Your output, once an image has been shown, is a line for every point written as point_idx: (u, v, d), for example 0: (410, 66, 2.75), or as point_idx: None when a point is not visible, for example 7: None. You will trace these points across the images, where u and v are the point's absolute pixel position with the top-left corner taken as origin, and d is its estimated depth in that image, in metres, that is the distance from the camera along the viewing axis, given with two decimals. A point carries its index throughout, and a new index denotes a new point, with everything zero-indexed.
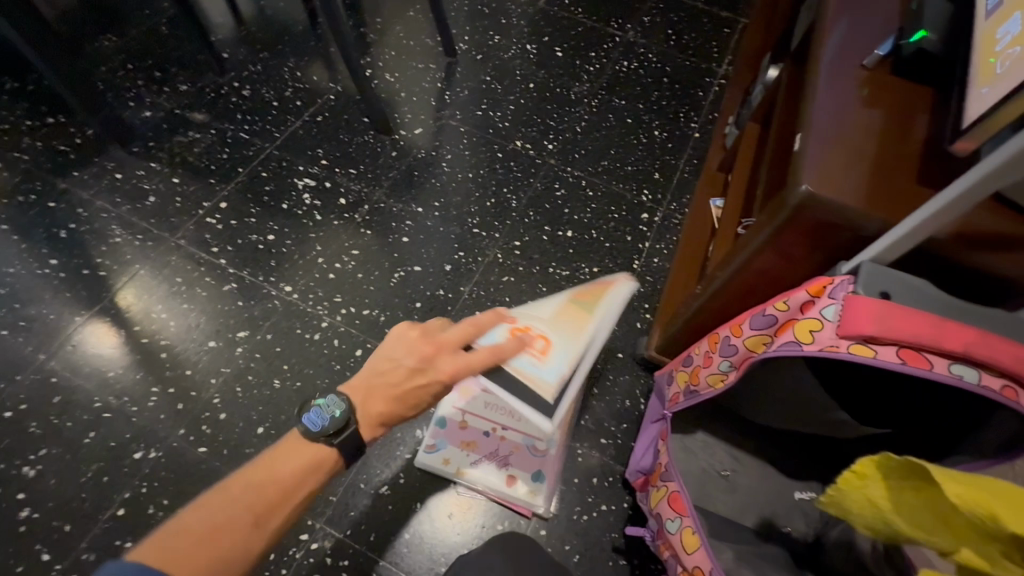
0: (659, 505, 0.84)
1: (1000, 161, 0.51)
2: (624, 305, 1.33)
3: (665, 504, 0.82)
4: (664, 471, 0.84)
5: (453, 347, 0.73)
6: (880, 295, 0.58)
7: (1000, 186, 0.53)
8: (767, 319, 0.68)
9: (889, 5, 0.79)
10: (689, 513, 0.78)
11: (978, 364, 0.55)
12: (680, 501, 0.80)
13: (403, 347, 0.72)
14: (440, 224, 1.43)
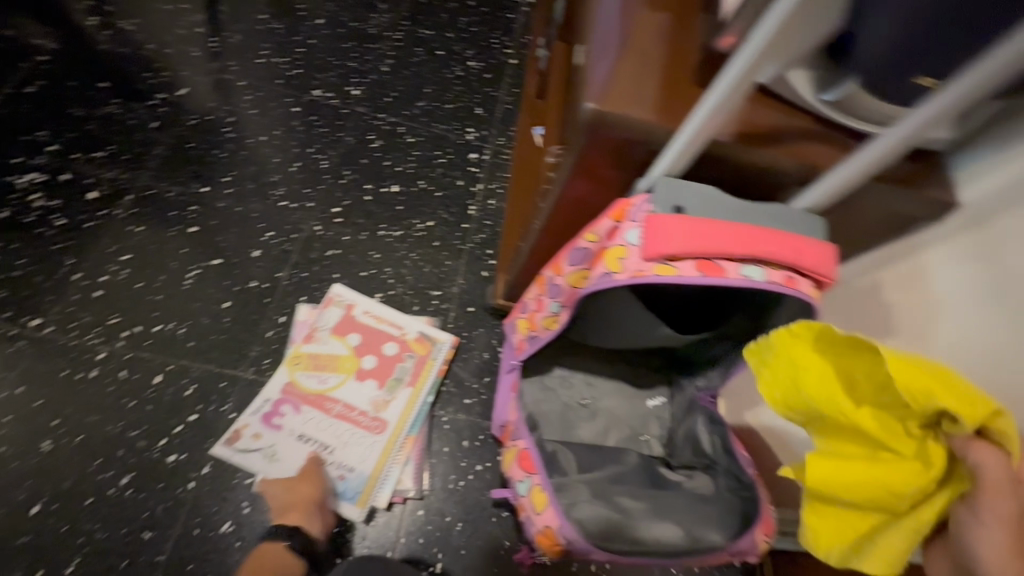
0: (512, 468, 0.81)
1: (761, 43, 0.47)
2: (466, 255, 1.25)
3: (517, 466, 0.79)
4: (513, 431, 0.83)
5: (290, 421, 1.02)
6: (675, 210, 0.57)
7: (761, 75, 0.50)
8: (582, 252, 0.65)
9: None
10: (539, 465, 0.76)
11: (763, 262, 0.56)
12: (529, 457, 0.78)
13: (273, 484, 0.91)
14: (236, 204, 1.19)
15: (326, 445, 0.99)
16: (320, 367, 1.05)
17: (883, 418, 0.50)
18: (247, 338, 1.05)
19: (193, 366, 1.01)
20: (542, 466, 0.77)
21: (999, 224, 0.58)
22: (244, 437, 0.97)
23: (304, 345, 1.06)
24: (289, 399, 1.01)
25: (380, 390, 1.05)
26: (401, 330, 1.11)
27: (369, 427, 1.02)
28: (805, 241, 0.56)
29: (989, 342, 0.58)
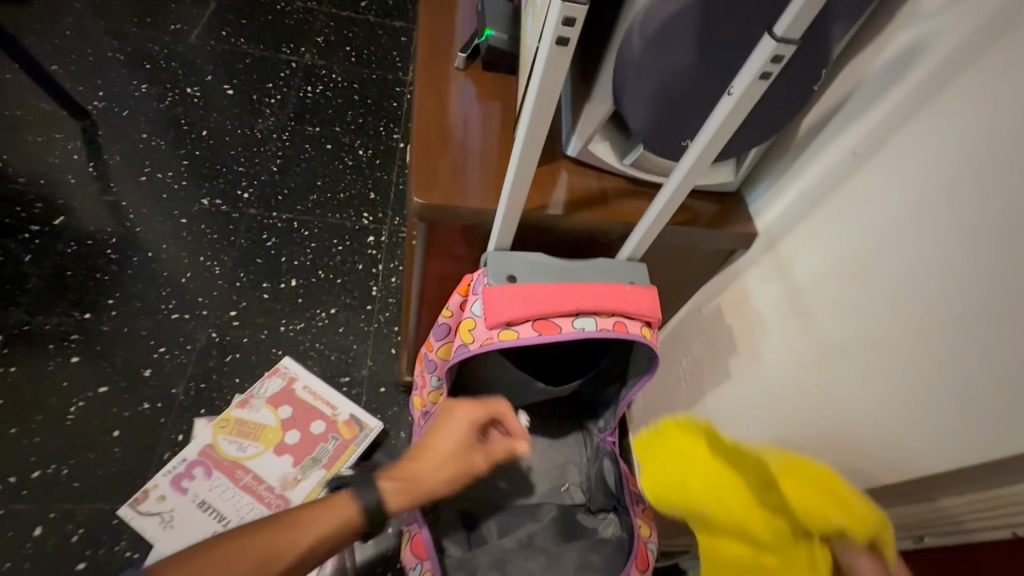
0: (405, 553, 0.79)
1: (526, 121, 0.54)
2: (373, 337, 1.26)
3: (409, 552, 0.78)
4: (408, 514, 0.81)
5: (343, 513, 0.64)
6: (508, 279, 0.63)
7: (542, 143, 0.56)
8: (443, 327, 0.70)
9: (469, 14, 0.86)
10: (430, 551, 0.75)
11: (592, 312, 0.62)
12: (421, 542, 0.76)
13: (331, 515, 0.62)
14: (122, 324, 1.16)
15: (223, 517, 0.92)
16: (244, 432, 1.00)
17: (772, 522, 0.46)
18: (140, 465, 0.99)
19: (78, 509, 0.94)
20: (432, 551, 0.76)
21: (786, 242, 0.70)
22: (152, 498, 0.93)
23: (237, 409, 1.03)
24: (203, 462, 0.96)
25: (294, 467, 0.98)
26: (333, 410, 1.06)
27: (271, 505, 0.94)
28: (624, 289, 0.64)
29: (799, 342, 0.67)
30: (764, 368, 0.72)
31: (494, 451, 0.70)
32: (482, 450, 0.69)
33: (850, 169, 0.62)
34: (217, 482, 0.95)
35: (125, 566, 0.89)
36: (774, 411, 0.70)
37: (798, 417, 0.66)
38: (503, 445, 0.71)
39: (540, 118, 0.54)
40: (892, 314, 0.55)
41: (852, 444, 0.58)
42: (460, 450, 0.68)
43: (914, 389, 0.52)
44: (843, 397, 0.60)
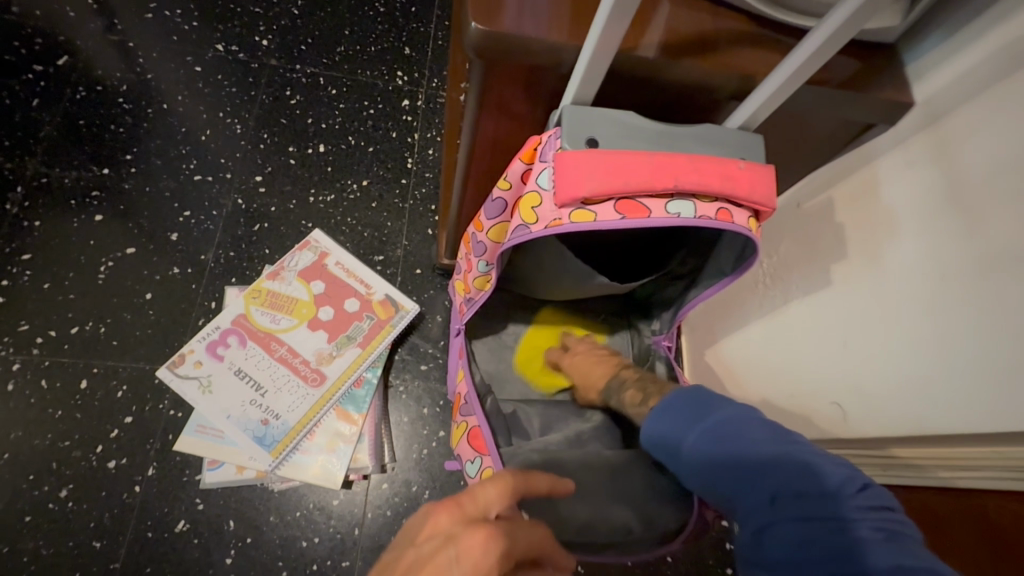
0: (462, 444, 0.77)
1: None
2: (408, 214, 1.15)
3: (468, 444, 0.75)
4: (463, 406, 0.78)
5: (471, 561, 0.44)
6: (588, 145, 0.49)
7: None
8: (498, 204, 0.58)
9: None
10: (490, 444, 0.71)
11: (691, 194, 0.49)
12: (478, 437, 0.73)
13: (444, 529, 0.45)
14: (144, 183, 1.08)
15: (260, 387, 0.90)
16: (276, 304, 0.95)
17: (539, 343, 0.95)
18: (176, 330, 0.97)
19: (121, 367, 0.94)
20: (493, 445, 0.72)
21: (948, 121, 0.54)
22: (188, 363, 0.91)
23: (268, 281, 0.97)
24: (237, 330, 0.93)
25: (329, 343, 0.95)
26: (367, 288, 1.00)
27: (306, 379, 0.91)
28: (737, 166, 0.49)
29: (933, 250, 0.54)
30: (873, 280, 0.60)
31: (537, 541, 0.47)
32: (517, 524, 0.46)
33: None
34: (250, 352, 0.92)
35: (170, 424, 0.90)
36: (875, 331, 0.60)
37: (911, 338, 0.56)
38: (545, 533, 0.48)
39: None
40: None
41: (984, 382, 0.49)
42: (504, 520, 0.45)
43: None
44: (983, 325, 0.49)
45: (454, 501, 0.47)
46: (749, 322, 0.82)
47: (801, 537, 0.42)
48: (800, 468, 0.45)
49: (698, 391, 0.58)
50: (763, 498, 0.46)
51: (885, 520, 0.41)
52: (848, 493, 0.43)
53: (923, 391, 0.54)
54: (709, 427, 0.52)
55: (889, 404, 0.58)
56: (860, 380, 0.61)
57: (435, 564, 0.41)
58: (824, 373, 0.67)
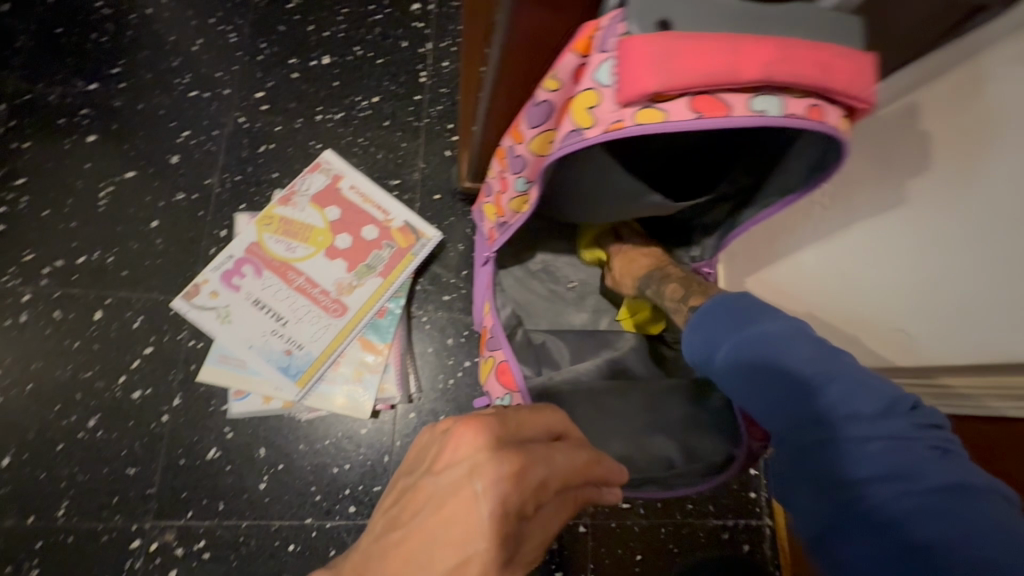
0: (491, 380, 0.73)
1: None
2: (424, 134, 1.07)
3: (497, 379, 0.72)
4: (491, 340, 0.74)
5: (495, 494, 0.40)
6: (658, 27, 0.41)
7: None
8: (543, 108, 0.51)
9: None
10: (518, 380, 0.68)
11: (779, 88, 0.42)
12: (509, 372, 0.69)
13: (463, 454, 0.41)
14: (136, 101, 0.99)
15: (281, 317, 0.86)
16: (290, 231, 0.90)
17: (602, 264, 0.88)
18: (187, 260, 0.93)
19: (134, 297, 0.90)
20: (522, 382, 0.68)
21: None
22: (204, 293, 0.87)
23: (279, 206, 0.91)
24: (251, 259, 0.88)
25: (348, 273, 0.90)
26: (385, 214, 0.94)
27: (328, 309, 0.88)
28: (835, 52, 0.41)
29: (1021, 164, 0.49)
30: (963, 196, 0.54)
31: (574, 465, 0.44)
32: (549, 450, 0.43)
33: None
34: (267, 282, 0.87)
35: (191, 354, 0.88)
36: (959, 252, 0.55)
37: (983, 258, 0.52)
38: (584, 456, 0.45)
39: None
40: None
41: None
42: (535, 446, 0.42)
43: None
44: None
45: (481, 422, 0.42)
46: (800, 247, 0.77)
47: (864, 459, 0.36)
48: (859, 386, 0.39)
49: (740, 297, 0.50)
50: (812, 421, 0.39)
51: (941, 439, 0.37)
52: (902, 412, 0.38)
53: (991, 309, 0.52)
54: (751, 339, 0.45)
55: (970, 330, 0.54)
56: (934, 305, 0.57)
57: (460, 499, 0.39)
58: (890, 299, 0.62)
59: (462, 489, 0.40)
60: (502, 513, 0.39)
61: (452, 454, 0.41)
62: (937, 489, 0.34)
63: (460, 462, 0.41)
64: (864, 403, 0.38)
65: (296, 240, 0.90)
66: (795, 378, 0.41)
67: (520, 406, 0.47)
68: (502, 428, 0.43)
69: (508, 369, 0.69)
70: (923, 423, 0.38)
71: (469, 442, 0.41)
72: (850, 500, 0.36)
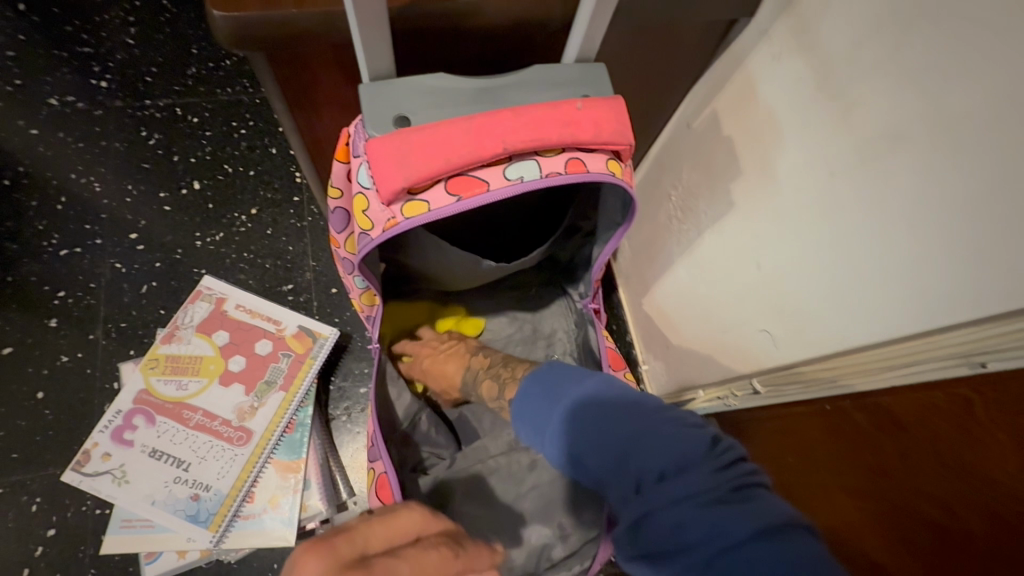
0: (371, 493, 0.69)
1: None
2: (309, 232, 1.06)
3: (376, 494, 0.67)
4: (370, 450, 0.69)
5: None
6: (397, 124, 0.41)
7: None
8: (339, 214, 0.50)
9: None
10: (396, 496, 0.64)
11: (531, 152, 0.42)
12: (387, 485, 0.65)
13: None
14: (6, 273, 0.97)
15: (182, 462, 0.82)
16: (179, 368, 0.87)
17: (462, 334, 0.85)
18: (80, 424, 0.88)
19: (28, 478, 0.85)
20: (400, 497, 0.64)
21: None
22: (96, 458, 0.82)
23: (163, 345, 0.89)
24: (142, 408, 0.84)
25: (247, 395, 0.87)
26: (277, 325, 0.92)
27: (232, 439, 0.84)
28: (574, 107, 0.42)
29: (832, 142, 0.47)
30: (774, 189, 0.54)
31: (426, 570, 0.37)
32: (395, 561, 0.36)
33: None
34: (162, 428, 0.83)
35: (99, 524, 0.83)
36: (789, 242, 0.54)
37: (832, 239, 0.49)
38: (441, 554, 0.38)
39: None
40: (969, 74, 0.36)
41: (896, 286, 0.44)
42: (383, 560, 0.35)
43: (1001, 179, 0.35)
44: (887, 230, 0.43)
45: (323, 550, 0.35)
46: (672, 264, 0.77)
47: (684, 525, 0.35)
48: (664, 442, 0.38)
49: (553, 368, 0.51)
50: (627, 484, 0.39)
51: (746, 474, 0.36)
52: (708, 456, 0.37)
53: (847, 301, 0.49)
54: (564, 410, 0.45)
55: (817, 317, 0.52)
56: (786, 297, 0.56)
57: None
58: (751, 299, 0.61)
59: None
60: None
61: None
62: (752, 535, 0.33)
63: None
64: (669, 457, 0.38)
65: (186, 375, 0.87)
66: (601, 445, 0.41)
67: (372, 516, 0.40)
68: (345, 546, 0.36)
69: (385, 484, 0.65)
70: (726, 461, 0.37)
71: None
72: (686, 568, 0.34)
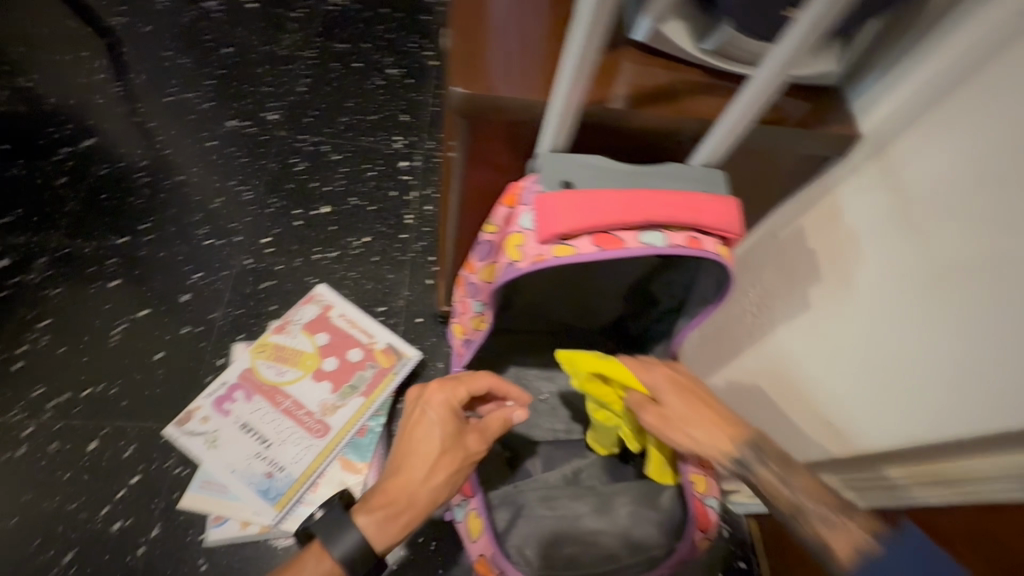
0: None
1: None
2: (408, 266, 1.20)
3: None
4: None
5: (436, 423, 0.64)
6: (562, 187, 0.54)
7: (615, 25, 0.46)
8: (487, 245, 0.63)
9: None
10: (475, 486, 0.74)
11: (662, 226, 0.53)
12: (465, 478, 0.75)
13: (420, 406, 0.65)
14: (160, 249, 1.14)
15: (265, 440, 0.92)
16: (281, 357, 0.98)
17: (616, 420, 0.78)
18: (184, 388, 1.00)
19: (129, 426, 0.96)
20: (477, 488, 0.75)
21: (889, 151, 0.59)
22: (196, 419, 0.93)
23: (274, 334, 1.01)
24: (243, 385, 0.95)
25: (333, 394, 0.96)
26: (369, 338, 1.03)
27: (311, 430, 0.93)
28: (700, 198, 0.53)
29: (900, 269, 0.57)
30: (854, 295, 0.63)
31: (479, 380, 0.69)
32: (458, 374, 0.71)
33: (997, 46, 0.48)
34: (255, 406, 0.94)
35: (176, 481, 0.91)
36: (867, 342, 0.62)
37: (903, 349, 0.58)
38: (486, 375, 0.70)
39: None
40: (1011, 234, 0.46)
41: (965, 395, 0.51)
42: (457, 389, 0.67)
43: None
44: (955, 345, 0.52)
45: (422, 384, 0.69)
46: (742, 354, 0.85)
47: None
48: None
49: None
50: None
51: None
52: None
53: (919, 403, 0.56)
54: None
55: (891, 410, 0.60)
56: (862, 389, 0.63)
57: (417, 423, 0.65)
58: (828, 394, 0.69)
59: (426, 430, 0.64)
60: (446, 417, 0.65)
61: (412, 400, 0.67)
62: None
63: (419, 420, 0.65)
64: None
65: (285, 364, 0.98)
66: None
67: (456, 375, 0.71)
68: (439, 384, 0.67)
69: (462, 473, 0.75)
70: None
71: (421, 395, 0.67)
72: None
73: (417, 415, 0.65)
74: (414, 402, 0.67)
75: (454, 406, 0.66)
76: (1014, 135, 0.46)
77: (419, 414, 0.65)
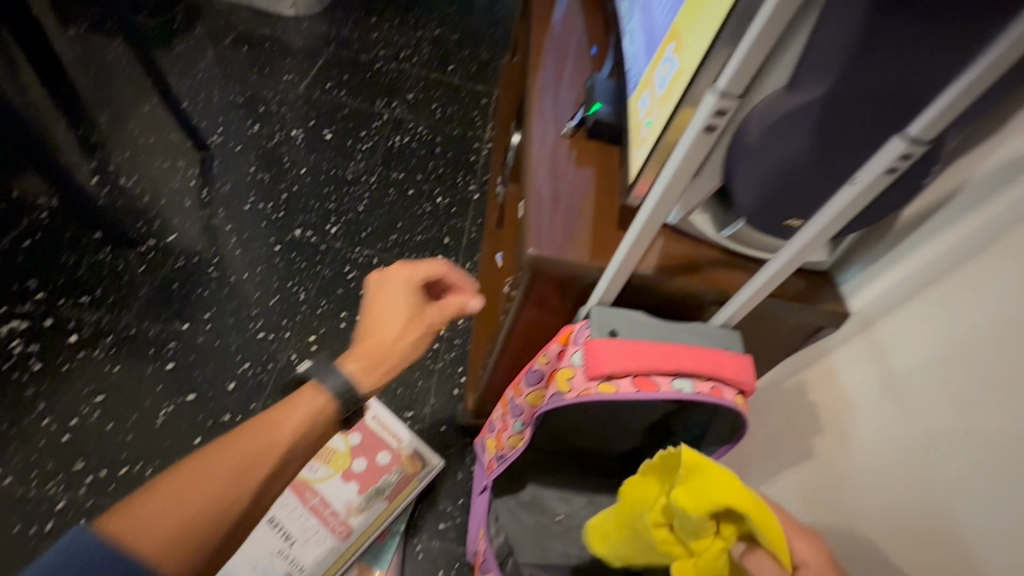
0: None
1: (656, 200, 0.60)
2: (437, 375, 1.28)
3: None
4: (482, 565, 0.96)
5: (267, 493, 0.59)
6: (610, 334, 0.66)
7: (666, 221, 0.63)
8: (536, 374, 0.73)
9: (570, 100, 1.00)
10: None
11: (690, 375, 0.64)
12: None
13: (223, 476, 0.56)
14: (215, 338, 1.25)
15: (289, 537, 0.96)
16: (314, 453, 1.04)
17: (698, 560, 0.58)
18: None
19: None
20: None
21: (883, 324, 0.71)
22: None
23: None
24: None
25: (358, 495, 1.01)
26: (398, 441, 1.08)
27: (335, 531, 0.97)
28: (722, 354, 0.65)
29: (898, 424, 0.65)
30: (857, 449, 0.71)
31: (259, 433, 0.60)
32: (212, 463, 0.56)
33: (962, 259, 0.61)
34: (285, 502, 0.99)
35: None
36: (868, 495, 0.68)
37: (903, 498, 0.63)
38: (303, 415, 0.64)
39: (663, 203, 0.60)
40: (987, 403, 0.55)
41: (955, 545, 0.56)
42: (235, 443, 0.59)
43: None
44: (946, 496, 0.58)
45: (212, 453, 0.57)
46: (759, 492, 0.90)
47: None
48: None
49: None
50: None
51: None
52: None
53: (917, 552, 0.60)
54: None
55: (887, 565, 0.64)
56: (870, 536, 0.67)
57: (179, 510, 0.52)
58: (836, 538, 0.72)
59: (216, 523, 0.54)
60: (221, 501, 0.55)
61: (192, 471, 0.55)
62: None
63: (192, 524, 0.52)
64: None
65: (316, 462, 1.03)
66: None
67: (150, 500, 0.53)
68: (263, 439, 0.60)
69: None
70: None
71: (212, 479, 0.55)
72: None
73: (181, 508, 0.53)
74: (120, 532, 0.50)
75: (415, 282, 0.77)
76: (985, 323, 0.57)
77: (203, 487, 0.55)
